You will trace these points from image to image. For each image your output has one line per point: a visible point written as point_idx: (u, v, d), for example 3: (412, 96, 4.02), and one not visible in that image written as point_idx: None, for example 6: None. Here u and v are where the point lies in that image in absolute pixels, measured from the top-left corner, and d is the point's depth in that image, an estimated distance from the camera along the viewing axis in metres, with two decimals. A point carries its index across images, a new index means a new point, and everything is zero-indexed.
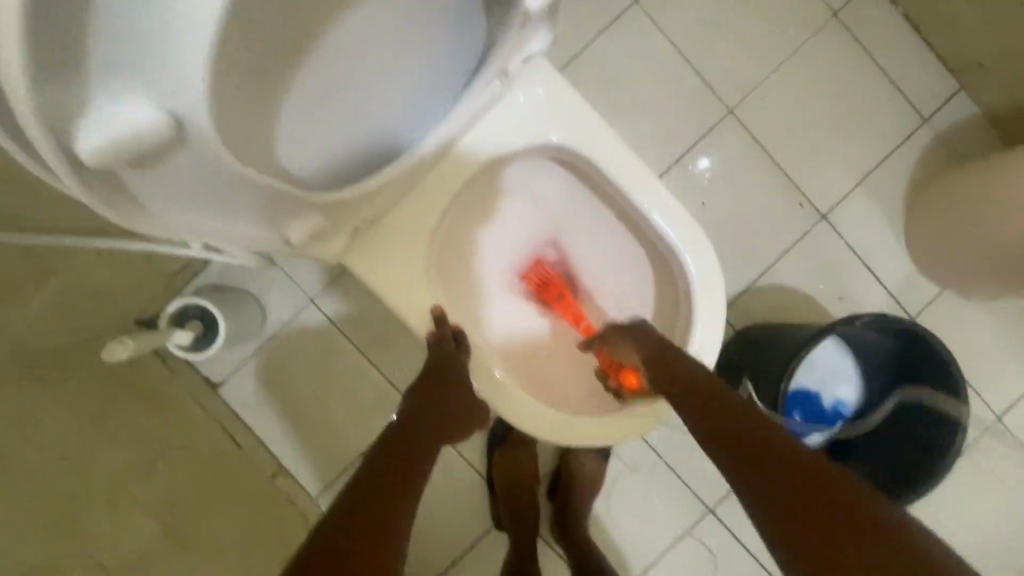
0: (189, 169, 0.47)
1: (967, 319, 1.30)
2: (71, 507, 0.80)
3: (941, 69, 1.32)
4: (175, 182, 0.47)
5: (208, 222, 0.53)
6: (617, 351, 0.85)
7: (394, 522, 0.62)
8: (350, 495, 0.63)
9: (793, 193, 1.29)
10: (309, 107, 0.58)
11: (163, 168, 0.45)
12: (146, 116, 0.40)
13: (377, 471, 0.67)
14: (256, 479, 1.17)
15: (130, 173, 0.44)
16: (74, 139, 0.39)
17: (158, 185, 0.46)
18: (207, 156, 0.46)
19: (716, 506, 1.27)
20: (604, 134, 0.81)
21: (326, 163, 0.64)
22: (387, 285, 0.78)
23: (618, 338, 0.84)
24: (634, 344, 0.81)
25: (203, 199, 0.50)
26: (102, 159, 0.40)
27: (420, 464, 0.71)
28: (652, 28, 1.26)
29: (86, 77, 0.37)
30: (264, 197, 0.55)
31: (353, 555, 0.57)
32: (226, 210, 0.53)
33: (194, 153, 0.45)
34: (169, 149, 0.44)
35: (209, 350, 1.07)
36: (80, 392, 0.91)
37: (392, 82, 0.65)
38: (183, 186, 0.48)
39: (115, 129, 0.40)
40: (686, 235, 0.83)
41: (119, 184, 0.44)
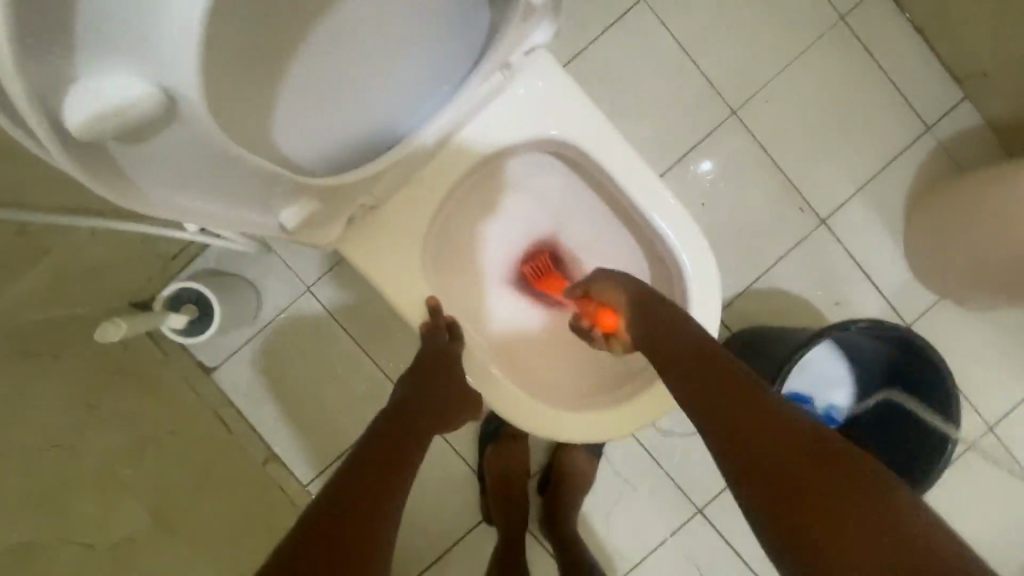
0: (180, 145, 0.46)
1: (962, 328, 1.30)
2: (59, 487, 0.79)
3: (947, 78, 1.32)
4: (170, 160, 0.47)
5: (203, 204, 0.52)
6: (600, 293, 0.84)
7: (384, 509, 0.63)
8: (341, 480, 0.63)
9: (793, 197, 1.29)
10: (308, 91, 0.57)
11: (155, 145, 0.45)
12: (137, 93, 0.40)
13: (370, 458, 0.67)
14: (247, 465, 1.17)
15: (122, 149, 0.44)
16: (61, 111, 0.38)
17: (153, 163, 0.46)
18: (200, 136, 0.46)
19: (704, 507, 1.27)
20: (605, 130, 0.80)
21: (325, 149, 0.64)
22: (382, 274, 0.78)
23: (604, 281, 0.84)
24: (618, 286, 0.82)
25: (194, 180, 0.50)
26: (89, 132, 0.39)
27: (410, 454, 0.72)
28: (658, 27, 1.25)
29: (75, 52, 0.37)
30: (259, 181, 0.55)
31: (347, 536, 0.57)
32: (220, 194, 0.53)
33: (185, 129, 0.45)
34: (162, 127, 0.44)
35: (202, 335, 1.07)
36: (72, 372, 0.91)
37: (392, 70, 0.64)
38: (175, 164, 0.47)
39: (105, 104, 0.39)
40: (684, 234, 0.83)
41: (113, 161, 0.44)
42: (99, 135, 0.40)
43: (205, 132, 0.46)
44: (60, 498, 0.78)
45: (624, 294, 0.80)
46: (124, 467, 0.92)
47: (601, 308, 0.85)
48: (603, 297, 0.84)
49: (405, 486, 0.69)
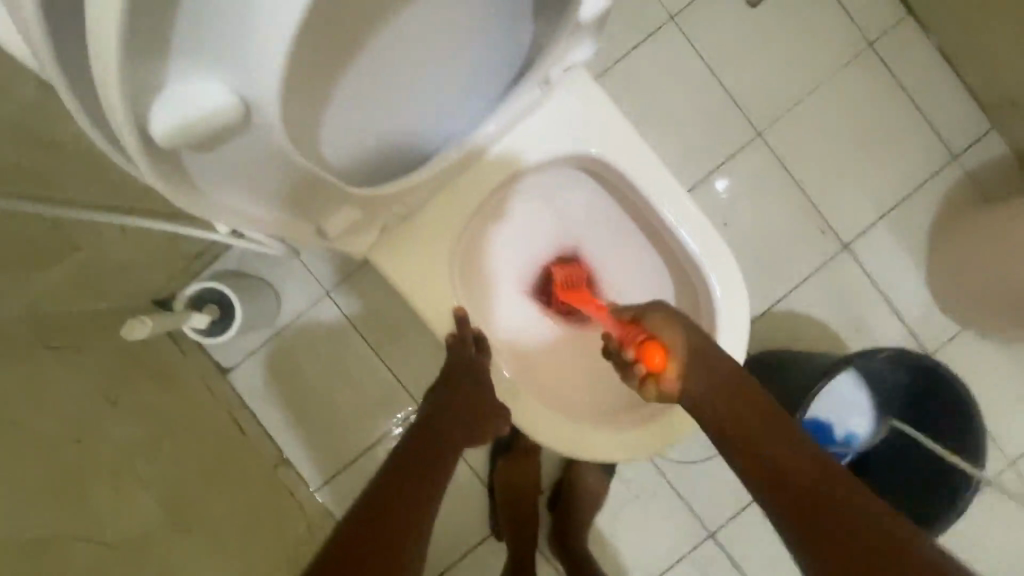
0: (247, 154, 0.48)
1: (985, 360, 1.29)
2: (83, 481, 0.80)
3: (975, 108, 1.31)
4: (234, 163, 0.48)
5: (253, 207, 0.53)
6: (653, 328, 0.75)
7: (410, 531, 0.63)
8: (369, 501, 0.64)
9: (816, 220, 1.28)
10: (354, 102, 0.58)
11: (223, 150, 0.46)
12: (219, 100, 0.42)
13: (396, 477, 0.68)
14: (260, 467, 1.17)
15: (192, 156, 0.45)
16: (148, 119, 0.40)
17: (217, 165, 0.47)
18: (268, 140, 0.48)
19: (716, 531, 1.25)
20: (639, 148, 0.81)
21: (364, 156, 0.64)
22: (411, 284, 0.78)
23: (660, 314, 0.77)
24: (679, 326, 0.75)
25: (253, 188, 0.51)
26: (176, 140, 0.41)
27: (439, 470, 0.72)
28: (686, 47, 1.26)
29: (168, 59, 0.39)
30: (309, 184, 0.56)
31: (373, 559, 0.57)
32: (270, 198, 0.54)
33: (254, 138, 0.47)
34: (235, 133, 0.45)
35: (223, 335, 1.08)
36: (97, 368, 0.92)
37: (438, 82, 0.65)
38: (238, 171, 0.49)
39: (191, 111, 0.41)
40: (713, 254, 0.83)
41: (181, 165, 0.45)
42: (183, 141, 0.41)
43: (274, 140, 0.48)
44: (76, 497, 0.77)
45: (682, 338, 0.74)
46: (143, 464, 0.92)
47: (648, 343, 0.73)
48: (656, 332, 0.74)
49: (435, 500, 0.69)
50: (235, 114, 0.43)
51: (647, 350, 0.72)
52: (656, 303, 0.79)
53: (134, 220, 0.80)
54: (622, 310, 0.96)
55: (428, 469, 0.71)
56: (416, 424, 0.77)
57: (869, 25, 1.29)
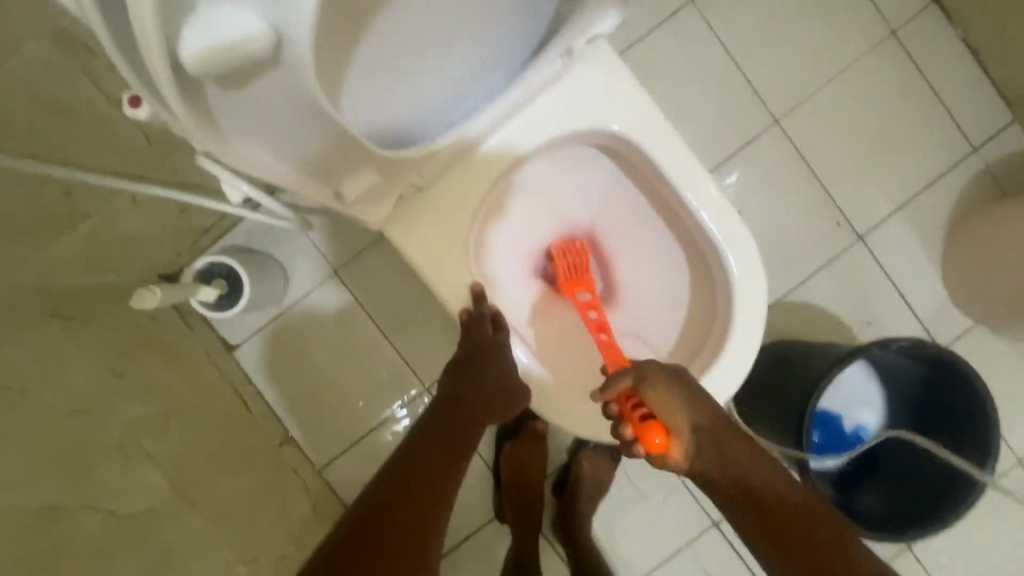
0: (271, 101, 0.48)
1: (997, 357, 1.27)
2: (87, 450, 0.78)
3: (997, 100, 1.29)
4: (257, 105, 0.47)
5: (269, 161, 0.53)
6: (657, 404, 0.72)
7: (429, 508, 0.63)
8: (392, 477, 0.65)
9: (830, 211, 1.26)
10: (376, 66, 0.57)
11: (253, 90, 0.46)
12: (249, 27, 0.41)
13: (415, 457, 0.68)
14: (264, 444, 1.16)
15: (222, 97, 0.45)
16: (178, 47, 0.40)
17: (242, 106, 0.47)
18: (297, 83, 0.47)
19: (720, 521, 1.24)
20: (660, 124, 0.79)
21: (383, 120, 0.63)
22: (425, 257, 0.77)
23: (666, 389, 0.73)
24: (684, 404, 0.72)
25: (275, 138, 0.51)
26: (205, 71, 0.41)
27: (460, 450, 0.72)
28: (705, 31, 1.24)
29: None
30: (329, 137, 0.54)
31: (397, 529, 0.59)
32: (289, 150, 0.53)
33: (285, 76, 0.46)
34: (262, 70, 0.45)
35: (231, 309, 1.07)
36: (105, 339, 0.91)
37: (460, 46, 0.63)
38: (266, 117, 0.49)
39: (220, 35, 0.40)
40: (732, 235, 0.81)
41: (205, 103, 0.44)
42: (209, 73, 0.41)
43: (303, 82, 0.47)
44: (83, 463, 0.76)
45: (686, 417, 0.72)
46: (149, 435, 0.91)
47: (649, 422, 0.70)
48: (659, 412, 0.71)
49: (456, 479, 0.69)
50: (265, 44, 0.42)
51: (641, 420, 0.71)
52: (652, 365, 0.75)
53: (154, 189, 0.80)
54: (634, 292, 0.95)
55: (452, 447, 0.72)
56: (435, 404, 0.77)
57: (893, 13, 1.27)
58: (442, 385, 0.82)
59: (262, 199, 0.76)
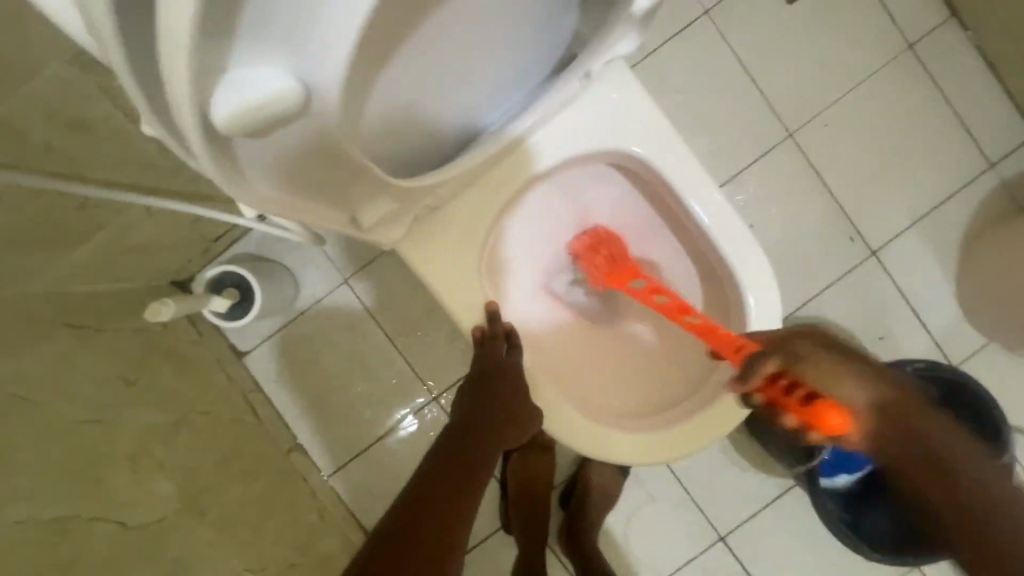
0: (290, 148, 0.48)
1: (1010, 376, 1.26)
2: (101, 461, 0.78)
3: (1016, 115, 1.27)
4: (279, 151, 0.48)
5: (287, 196, 0.52)
6: (813, 379, 0.61)
7: (445, 537, 0.63)
8: (409, 506, 0.65)
9: (844, 226, 1.25)
10: (396, 94, 0.57)
11: (278, 139, 0.47)
12: (280, 87, 0.42)
13: (432, 487, 0.69)
14: (273, 452, 1.17)
15: (246, 145, 0.45)
16: (211, 110, 0.39)
17: (265, 152, 0.47)
18: (319, 127, 0.48)
19: (726, 535, 1.24)
20: (675, 145, 0.79)
21: (404, 144, 0.63)
22: (437, 276, 0.76)
23: (812, 355, 0.62)
24: (851, 375, 0.61)
25: (293, 173, 0.51)
26: (235, 130, 0.40)
27: (476, 480, 0.73)
28: (720, 42, 1.23)
29: (234, 45, 0.38)
30: (349, 169, 0.55)
31: (414, 552, 0.59)
32: (306, 183, 0.53)
33: (309, 124, 0.47)
34: (288, 123, 0.45)
35: (243, 318, 1.08)
36: (118, 349, 0.91)
37: (481, 70, 0.63)
38: (286, 158, 0.49)
39: (251, 94, 0.40)
40: (747, 257, 0.81)
41: (230, 150, 0.44)
42: (241, 131, 0.40)
43: (323, 125, 0.48)
44: (93, 472, 0.76)
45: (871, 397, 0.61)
46: (160, 446, 0.91)
47: (818, 404, 0.59)
48: (816, 386, 0.61)
49: (471, 509, 0.69)
50: (296, 100, 0.43)
51: (819, 415, 0.59)
52: (807, 342, 0.64)
53: (170, 203, 0.80)
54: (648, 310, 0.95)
55: (469, 472, 0.73)
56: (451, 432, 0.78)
57: (911, 27, 1.25)
58: (457, 410, 0.82)
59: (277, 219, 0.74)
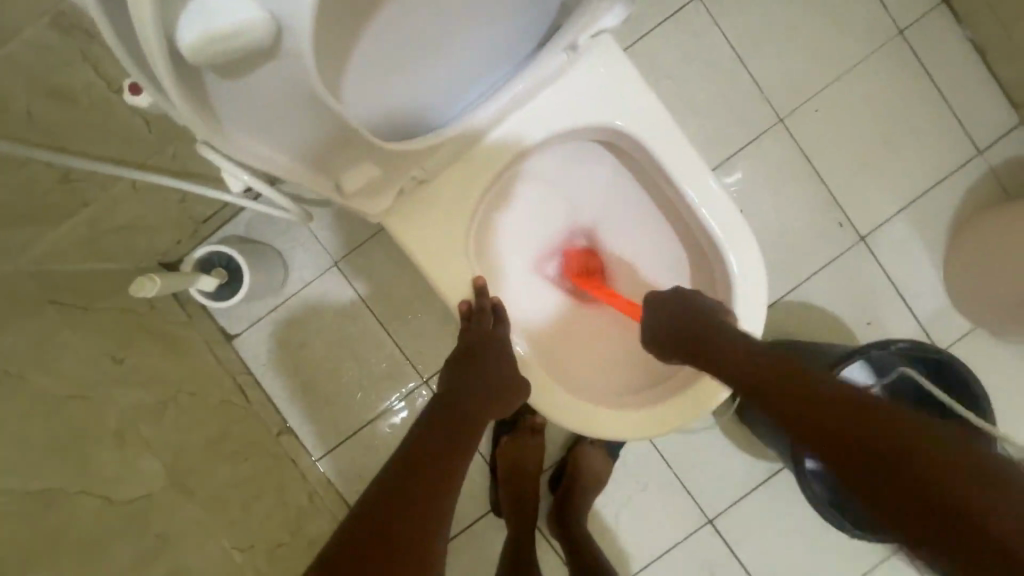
0: (265, 95, 0.48)
1: (996, 362, 1.27)
2: (84, 436, 0.77)
3: (1005, 102, 1.28)
4: (254, 97, 0.48)
5: (261, 150, 0.52)
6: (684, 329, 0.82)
7: (431, 505, 0.63)
8: (395, 475, 0.65)
9: (832, 211, 1.26)
10: (374, 57, 0.57)
11: (252, 81, 0.47)
12: (249, 17, 0.42)
13: (418, 457, 0.68)
14: (262, 434, 1.16)
15: (217, 85, 0.45)
16: (176, 34, 0.40)
17: (237, 95, 0.47)
18: (297, 75, 0.48)
19: (714, 518, 1.25)
20: (661, 119, 0.78)
21: (384, 110, 0.62)
22: (423, 250, 0.76)
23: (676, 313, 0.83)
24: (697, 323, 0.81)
25: (270, 126, 0.51)
26: (198, 58, 0.41)
27: (464, 452, 0.73)
28: (711, 27, 1.23)
29: None
30: (331, 129, 0.55)
31: (398, 536, 0.57)
32: (285, 141, 0.53)
33: (285, 67, 0.47)
34: (259, 59, 0.45)
35: (230, 299, 1.07)
36: (103, 326, 0.91)
37: (463, 37, 0.64)
38: (263, 107, 0.49)
39: (218, 23, 0.41)
40: (732, 232, 0.81)
41: (203, 92, 0.45)
42: (203, 61, 0.41)
43: (301, 75, 0.48)
44: (77, 447, 0.75)
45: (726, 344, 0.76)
46: (146, 424, 0.91)
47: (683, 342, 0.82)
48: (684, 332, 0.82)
49: (459, 480, 0.69)
50: (264, 32, 0.43)
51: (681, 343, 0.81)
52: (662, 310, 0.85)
53: (154, 177, 0.80)
54: (636, 289, 0.95)
55: (455, 451, 0.71)
56: (436, 402, 0.78)
57: (901, 13, 1.26)
58: (442, 380, 0.82)
59: (262, 187, 0.74)
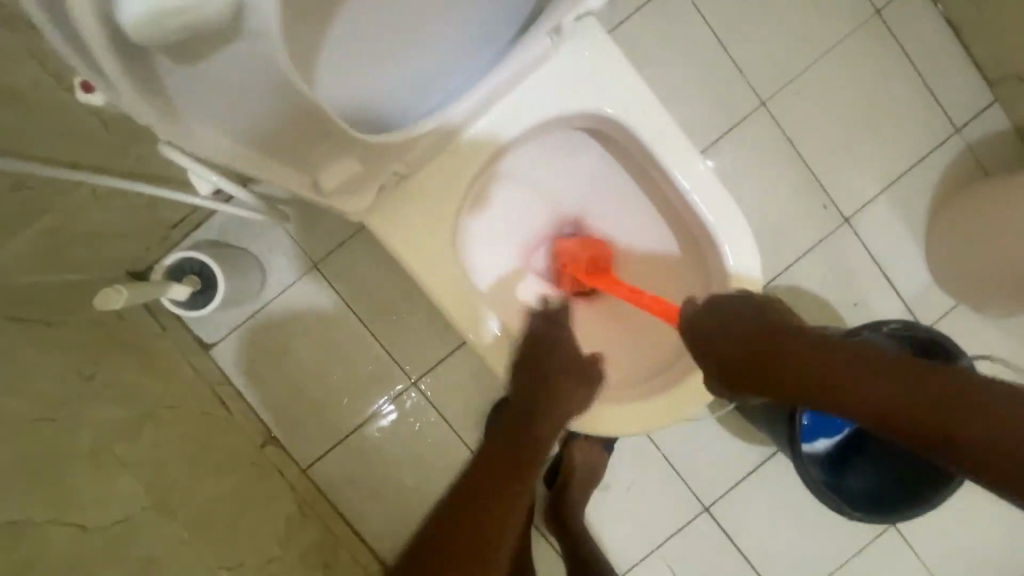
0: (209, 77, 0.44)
1: (979, 338, 1.29)
2: (53, 461, 0.72)
3: (980, 80, 1.29)
4: (216, 81, 0.45)
5: (222, 143, 0.50)
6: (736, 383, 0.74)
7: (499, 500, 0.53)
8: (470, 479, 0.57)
9: (816, 194, 1.26)
10: (345, 48, 0.55)
11: (211, 68, 0.44)
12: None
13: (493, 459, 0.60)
14: (246, 445, 1.13)
15: (172, 72, 0.42)
16: (117, 12, 0.36)
17: (196, 83, 0.44)
18: (267, 55, 0.44)
19: (710, 505, 1.25)
20: (651, 106, 0.76)
21: (356, 95, 0.59)
22: (408, 251, 0.73)
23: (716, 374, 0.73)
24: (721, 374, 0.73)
25: (238, 114, 0.48)
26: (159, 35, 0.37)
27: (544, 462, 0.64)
28: (691, 11, 1.21)
29: None
30: (305, 121, 0.51)
31: None
32: (252, 132, 0.50)
33: (249, 46, 0.43)
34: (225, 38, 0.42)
35: (205, 308, 1.02)
36: (71, 342, 0.85)
37: (439, 26, 0.62)
38: (217, 94, 0.45)
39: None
40: (725, 220, 0.79)
41: (160, 81, 0.42)
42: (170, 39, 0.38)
43: (263, 58, 0.44)
44: (45, 470, 0.70)
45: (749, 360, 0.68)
46: (122, 443, 0.85)
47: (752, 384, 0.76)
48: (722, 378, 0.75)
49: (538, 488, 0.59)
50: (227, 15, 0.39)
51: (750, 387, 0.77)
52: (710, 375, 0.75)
53: (120, 181, 0.75)
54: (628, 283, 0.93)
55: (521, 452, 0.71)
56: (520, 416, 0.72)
57: None
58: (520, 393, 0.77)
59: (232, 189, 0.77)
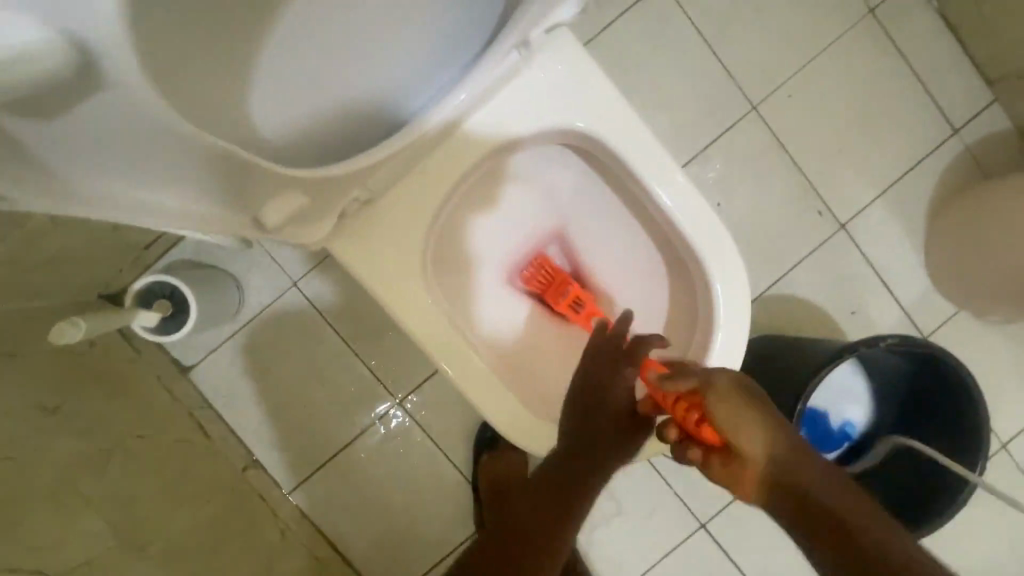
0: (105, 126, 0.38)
1: (982, 345, 1.25)
2: (12, 503, 0.66)
3: (979, 79, 1.25)
4: (106, 130, 0.39)
5: (140, 194, 0.44)
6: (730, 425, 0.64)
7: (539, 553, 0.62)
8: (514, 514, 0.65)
9: (811, 199, 1.22)
10: (280, 87, 0.61)
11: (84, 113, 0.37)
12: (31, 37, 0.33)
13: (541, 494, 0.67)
14: (226, 472, 1.09)
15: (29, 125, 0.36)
16: None
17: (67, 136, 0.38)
18: (139, 103, 0.39)
19: (706, 522, 1.21)
20: (627, 119, 0.73)
21: (295, 126, 0.63)
22: (376, 277, 0.70)
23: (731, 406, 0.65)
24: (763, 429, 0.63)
25: (149, 166, 0.43)
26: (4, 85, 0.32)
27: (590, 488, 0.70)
28: (678, 13, 1.17)
29: None
30: (222, 166, 0.47)
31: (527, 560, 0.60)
32: (175, 181, 0.45)
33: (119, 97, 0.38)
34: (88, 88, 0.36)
35: (176, 333, 0.98)
36: (35, 371, 0.80)
37: (377, 65, 0.67)
38: (103, 145, 0.39)
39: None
40: (709, 235, 0.76)
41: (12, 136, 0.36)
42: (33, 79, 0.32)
43: (144, 101, 0.39)
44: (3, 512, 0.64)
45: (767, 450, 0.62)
46: (86, 482, 0.80)
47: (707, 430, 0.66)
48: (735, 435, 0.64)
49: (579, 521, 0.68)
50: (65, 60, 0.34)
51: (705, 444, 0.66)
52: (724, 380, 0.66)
53: None
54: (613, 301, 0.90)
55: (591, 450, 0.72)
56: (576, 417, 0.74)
57: None
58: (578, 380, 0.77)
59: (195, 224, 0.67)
